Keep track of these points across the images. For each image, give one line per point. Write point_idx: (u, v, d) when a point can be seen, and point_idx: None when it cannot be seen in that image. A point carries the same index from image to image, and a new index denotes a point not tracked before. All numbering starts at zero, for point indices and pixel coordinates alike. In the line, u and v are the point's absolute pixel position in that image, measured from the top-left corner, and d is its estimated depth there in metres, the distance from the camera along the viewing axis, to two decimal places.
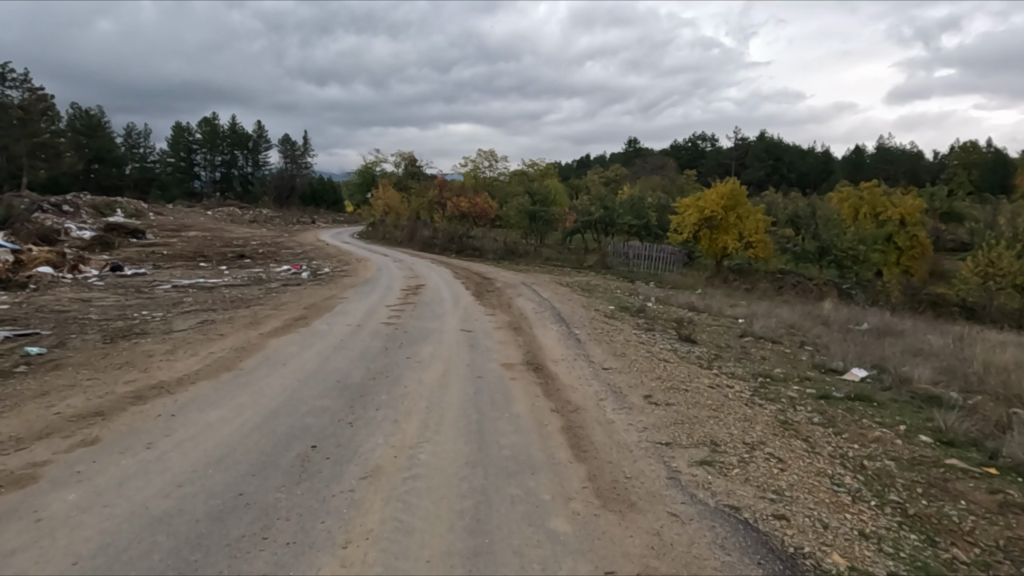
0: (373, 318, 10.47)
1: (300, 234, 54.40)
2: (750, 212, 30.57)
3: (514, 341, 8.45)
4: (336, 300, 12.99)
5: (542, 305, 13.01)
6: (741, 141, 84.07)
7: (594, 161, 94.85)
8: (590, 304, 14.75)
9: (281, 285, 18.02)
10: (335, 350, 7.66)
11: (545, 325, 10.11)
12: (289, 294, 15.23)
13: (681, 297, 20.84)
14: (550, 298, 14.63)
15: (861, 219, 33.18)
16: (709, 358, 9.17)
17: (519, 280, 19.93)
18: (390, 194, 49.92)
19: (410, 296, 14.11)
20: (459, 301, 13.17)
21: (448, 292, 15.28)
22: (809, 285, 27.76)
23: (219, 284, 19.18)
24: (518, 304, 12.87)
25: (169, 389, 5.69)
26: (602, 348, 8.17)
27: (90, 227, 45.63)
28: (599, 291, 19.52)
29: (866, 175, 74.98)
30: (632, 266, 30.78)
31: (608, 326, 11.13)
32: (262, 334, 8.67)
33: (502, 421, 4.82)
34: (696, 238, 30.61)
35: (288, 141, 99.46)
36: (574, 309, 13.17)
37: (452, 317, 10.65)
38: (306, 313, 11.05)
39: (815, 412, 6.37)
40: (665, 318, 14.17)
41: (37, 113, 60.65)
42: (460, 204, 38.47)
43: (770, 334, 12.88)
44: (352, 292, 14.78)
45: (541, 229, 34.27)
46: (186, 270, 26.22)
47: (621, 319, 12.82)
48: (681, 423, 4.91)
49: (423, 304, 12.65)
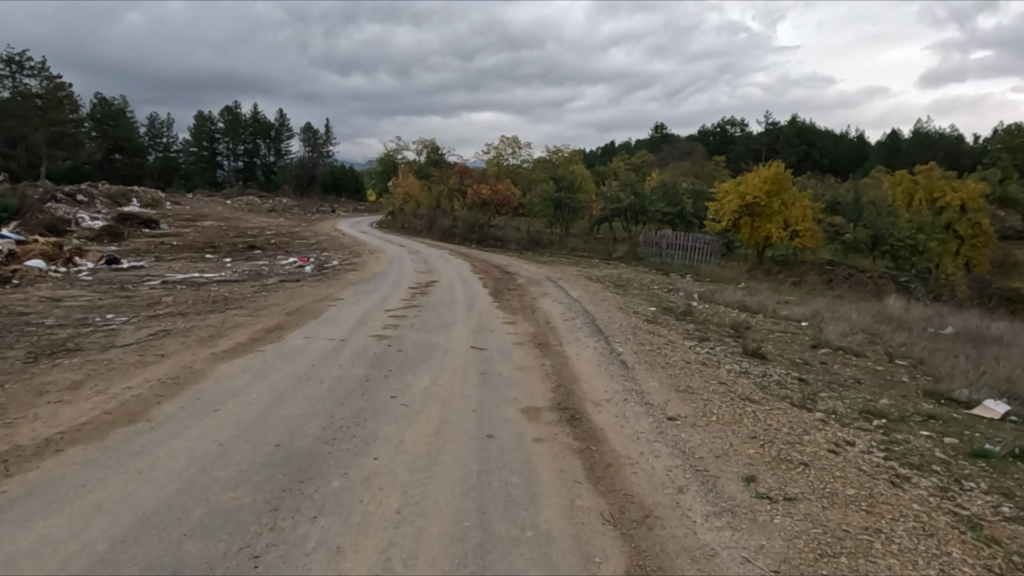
0: (364, 328, 8.45)
1: (319, 224, 52.87)
2: (796, 198, 28.00)
3: (539, 366, 6.38)
4: (330, 302, 11.04)
5: (572, 308, 10.93)
6: (771, 126, 80.69)
7: (618, 148, 92.11)
8: (628, 305, 12.65)
9: (278, 281, 16.19)
10: (299, 382, 5.69)
11: (579, 339, 8.00)
12: (283, 292, 13.38)
13: (726, 294, 18.64)
14: (581, 298, 12.53)
15: (917, 205, 30.42)
16: (794, 387, 7.02)
17: (544, 274, 17.88)
18: (410, 181, 48.02)
19: (417, 296, 12.09)
20: (473, 303, 11.11)
21: (463, 290, 13.23)
22: (863, 278, 25.29)
23: (214, 280, 17.44)
24: (544, 307, 10.80)
25: (14, 463, 3.75)
26: (658, 377, 6.08)
27: (103, 217, 44.47)
28: (634, 287, 17.42)
29: (904, 160, 71.53)
30: (665, 258, 28.61)
31: (656, 338, 8.97)
32: (215, 356, 6.71)
33: (523, 559, 2.77)
34: (736, 227, 28.25)
35: (310, 129, 98.32)
36: (612, 313, 11.08)
37: (464, 327, 8.61)
38: (288, 320, 9.11)
39: (998, 495, 4.20)
40: (718, 323, 12.01)
41: (54, 101, 59.62)
42: (481, 191, 36.46)
43: (850, 344, 10.69)
44: (351, 290, 12.83)
45: (567, 217, 32.27)
46: (189, 263, 24.54)
47: (668, 327, 10.67)
48: (835, 564, 2.82)
49: (431, 306, 10.66)
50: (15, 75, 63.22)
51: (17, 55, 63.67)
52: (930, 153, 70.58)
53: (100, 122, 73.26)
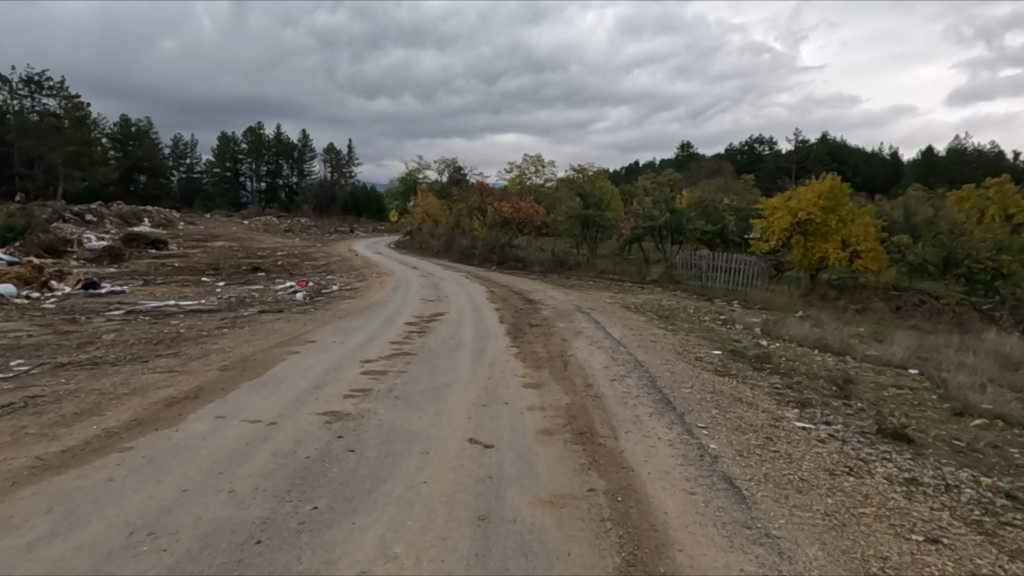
0: (316, 399, 5.68)
1: (335, 244, 50.69)
2: (856, 214, 24.78)
3: (586, 497, 3.58)
4: (292, 347, 8.33)
5: (617, 356, 8.05)
6: (802, 143, 77.43)
7: (643, 167, 89.52)
8: (686, 348, 9.77)
9: (257, 312, 13.58)
10: (123, 553, 2.92)
11: (639, 420, 5.16)
12: (250, 329, 10.72)
13: (790, 327, 15.64)
14: (624, 338, 9.68)
15: (989, 222, 27.27)
16: (1018, 520, 4.10)
17: (574, 303, 15.15)
18: (429, 200, 45.67)
19: (413, 336, 9.31)
20: (482, 350, 8.30)
21: (473, 327, 10.42)
22: (938, 306, 22.11)
23: (186, 309, 14.91)
24: (580, 355, 7.97)
25: None
26: (810, 535, 3.25)
27: (111, 238, 42.72)
28: (683, 319, 14.60)
29: (942, 178, 67.95)
30: (705, 281, 25.76)
31: (748, 410, 6.08)
32: (33, 466, 3.97)
33: None
34: (787, 246, 25.29)
35: (333, 149, 97.79)
36: (672, 362, 8.20)
37: (466, 396, 5.85)
38: (217, 382, 6.37)
39: None
40: (809, 376, 9.06)
41: (71, 120, 58.56)
42: (502, 208, 33.94)
43: (1008, 411, 7.71)
44: (332, 328, 10.15)
45: (594, 236, 30.01)
46: (178, 288, 22.20)
47: (749, 385, 7.76)
48: None
49: (427, 354, 7.89)
50: (33, 95, 62.02)
51: (35, 75, 62.79)
52: (970, 169, 66.94)
53: (119, 142, 72.51)
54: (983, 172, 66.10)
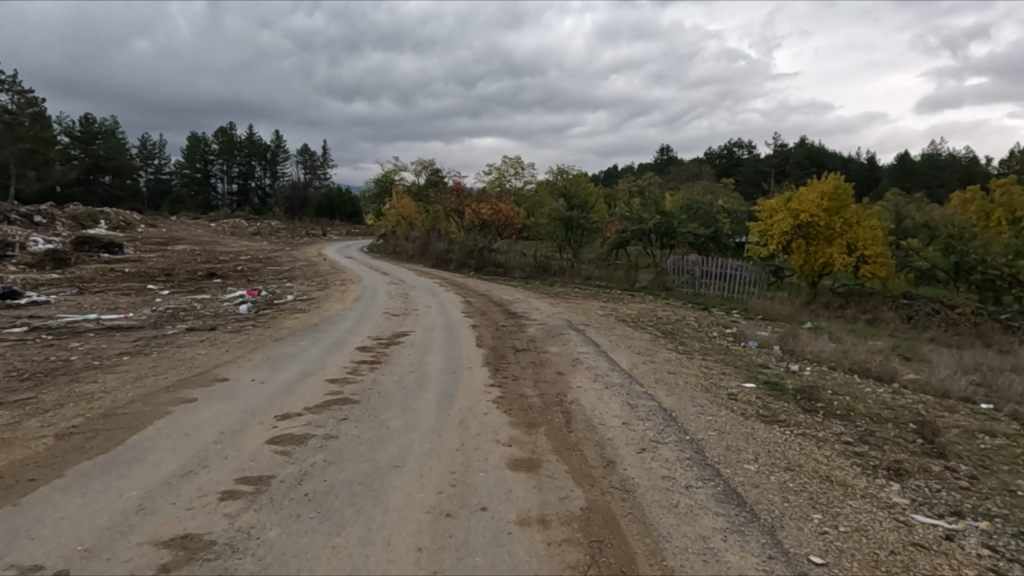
0: (171, 507, 3.44)
1: (305, 248, 48.18)
2: (861, 216, 23.02)
3: None
4: (191, 390, 6.06)
5: (636, 401, 5.89)
6: (780, 146, 76.52)
7: (621, 171, 88.14)
8: (715, 382, 7.66)
9: (184, 331, 11.24)
10: None
11: (711, 553, 3.03)
12: (157, 355, 8.42)
13: (809, 343, 13.72)
14: (634, 370, 7.54)
15: (997, 225, 25.84)
16: None
17: (564, 316, 13.09)
18: (404, 202, 43.24)
19: (361, 371, 7.06)
20: (451, 393, 6.09)
21: (442, 354, 8.22)
22: (954, 317, 20.44)
23: (102, 326, 12.50)
24: (585, 400, 5.84)
25: None
26: None
27: (60, 241, 39.54)
28: (691, 336, 12.56)
29: (918, 183, 67.40)
30: (699, 288, 23.89)
31: (854, 505, 3.97)
32: None
33: None
34: (787, 251, 23.54)
35: (307, 151, 95.04)
36: (707, 408, 6.11)
37: (419, 493, 3.67)
38: (31, 463, 4.08)
39: None
40: (876, 421, 7.01)
41: (25, 116, 54.96)
42: (480, 210, 31.74)
43: None
44: (261, 356, 7.89)
45: (578, 239, 28.11)
46: (113, 297, 19.63)
47: (817, 444, 5.67)
48: None
49: (374, 402, 5.66)
50: None
51: None
52: (946, 174, 66.43)
53: (79, 140, 68.82)
54: (959, 178, 65.76)
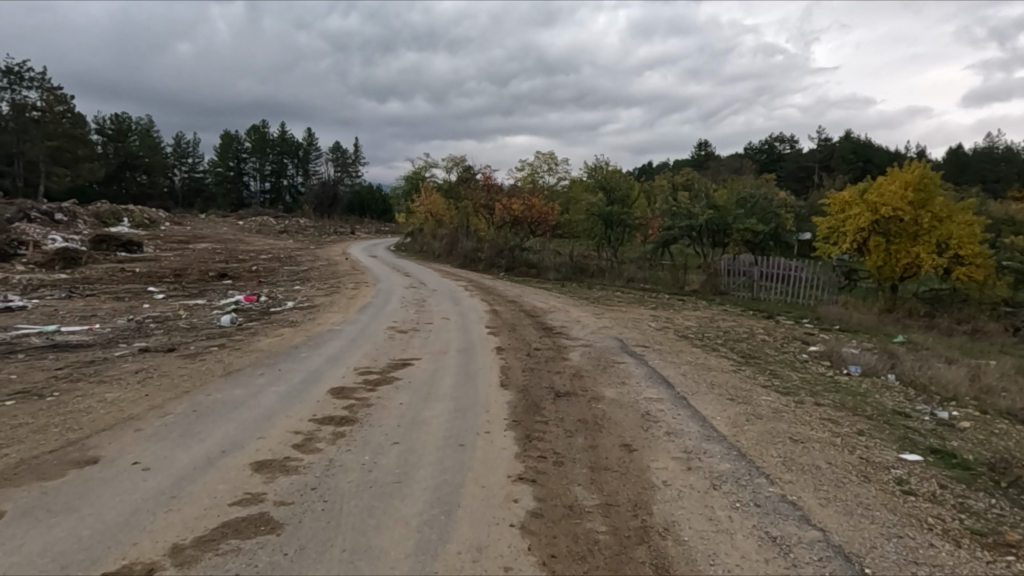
0: None
1: (330, 247, 46.15)
2: (954, 209, 19.76)
3: None
4: (11, 492, 3.59)
5: (782, 534, 3.24)
6: (826, 139, 72.17)
7: (656, 168, 84.50)
8: (866, 460, 4.92)
9: (134, 352, 8.90)
10: None
11: None
12: (54, 399, 6.01)
13: (926, 369, 10.81)
14: (742, 440, 4.85)
15: None
16: None
17: (613, 334, 10.42)
18: (432, 198, 40.75)
19: (318, 442, 4.53)
20: (448, 506, 3.48)
21: (450, 404, 5.64)
22: None
23: (46, 343, 10.23)
24: (689, 533, 3.21)
25: None
26: None
27: (79, 240, 38.07)
28: (779, 361, 9.76)
29: (974, 177, 62.38)
30: (758, 293, 20.94)
31: None
32: None
33: None
34: (863, 251, 20.50)
35: (339, 148, 93.56)
36: (906, 535, 3.43)
37: None
38: None
39: None
40: None
41: (55, 114, 53.95)
42: (511, 205, 29.15)
43: None
44: (186, 408, 5.39)
45: (619, 237, 25.27)
46: (100, 302, 17.52)
47: None
48: None
49: (305, 535, 3.12)
50: None
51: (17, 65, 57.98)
52: (1005, 169, 61.38)
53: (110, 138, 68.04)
54: (1019, 172, 60.68)
